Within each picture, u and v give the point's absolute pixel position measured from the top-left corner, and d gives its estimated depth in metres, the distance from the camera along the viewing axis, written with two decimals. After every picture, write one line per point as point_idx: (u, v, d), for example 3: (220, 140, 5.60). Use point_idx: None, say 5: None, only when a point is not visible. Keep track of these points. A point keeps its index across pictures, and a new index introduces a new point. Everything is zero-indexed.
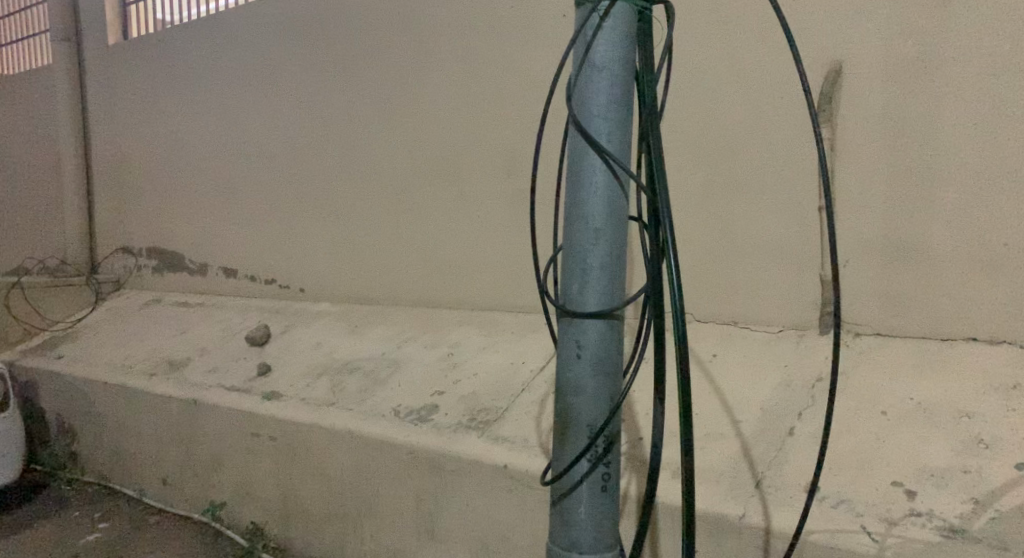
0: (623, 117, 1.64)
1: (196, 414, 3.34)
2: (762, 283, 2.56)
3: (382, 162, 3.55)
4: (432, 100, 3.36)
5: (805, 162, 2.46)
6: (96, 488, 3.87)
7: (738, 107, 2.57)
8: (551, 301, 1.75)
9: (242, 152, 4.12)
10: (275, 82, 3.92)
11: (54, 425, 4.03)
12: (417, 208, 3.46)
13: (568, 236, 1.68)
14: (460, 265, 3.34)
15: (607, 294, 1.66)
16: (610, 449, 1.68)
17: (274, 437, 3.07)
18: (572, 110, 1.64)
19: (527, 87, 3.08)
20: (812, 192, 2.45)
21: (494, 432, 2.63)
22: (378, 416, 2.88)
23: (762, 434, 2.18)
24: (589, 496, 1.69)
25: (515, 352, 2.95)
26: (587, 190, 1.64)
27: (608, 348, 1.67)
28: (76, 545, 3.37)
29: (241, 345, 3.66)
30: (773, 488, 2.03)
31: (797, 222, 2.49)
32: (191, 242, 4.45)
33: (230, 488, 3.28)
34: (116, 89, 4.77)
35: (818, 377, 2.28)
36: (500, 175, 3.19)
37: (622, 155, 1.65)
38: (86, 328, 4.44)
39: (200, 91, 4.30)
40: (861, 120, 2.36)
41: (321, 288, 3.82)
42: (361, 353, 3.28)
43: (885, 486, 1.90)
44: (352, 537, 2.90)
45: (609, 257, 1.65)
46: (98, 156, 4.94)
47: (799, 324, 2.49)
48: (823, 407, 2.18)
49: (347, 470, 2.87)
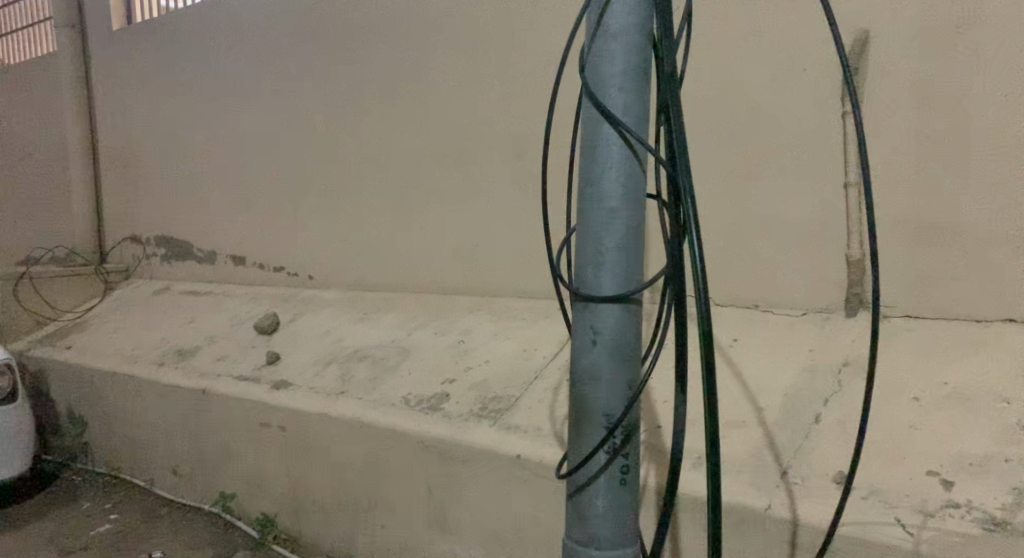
0: (639, 87, 1.55)
1: (204, 404, 3.28)
2: (784, 264, 2.46)
3: (389, 146, 3.47)
4: (440, 80, 3.27)
5: (830, 137, 2.35)
6: (108, 478, 3.83)
7: (759, 81, 2.46)
8: (564, 285, 1.66)
9: (248, 139, 4.04)
10: (279, 66, 3.83)
11: (64, 416, 3.98)
12: (426, 191, 3.37)
13: (582, 216, 1.59)
14: (470, 249, 3.25)
15: (623, 276, 1.57)
16: (628, 441, 1.60)
17: (284, 426, 3.01)
18: (585, 81, 1.55)
19: (537, 66, 2.98)
20: (837, 169, 2.35)
21: (506, 422, 2.55)
22: (388, 406, 2.81)
23: (786, 421, 2.09)
24: (606, 489, 1.60)
25: (528, 339, 2.87)
26: (603, 167, 1.55)
27: (625, 334, 1.58)
28: (87, 537, 3.33)
29: (250, 333, 3.60)
30: (799, 478, 1.94)
31: (821, 201, 2.38)
32: (199, 229, 4.38)
33: (240, 479, 3.22)
34: (120, 75, 4.70)
35: (844, 362, 2.19)
36: (510, 157, 3.09)
37: (639, 129, 1.55)
38: (95, 318, 4.39)
39: (204, 76, 4.22)
40: (889, 92, 2.25)
41: (329, 275, 3.75)
42: (370, 341, 3.20)
43: (919, 475, 1.81)
44: (363, 529, 2.84)
45: (625, 237, 1.56)
46: (105, 143, 4.88)
47: (823, 306, 2.39)
48: (851, 394, 2.09)
49: (358, 459, 2.80)
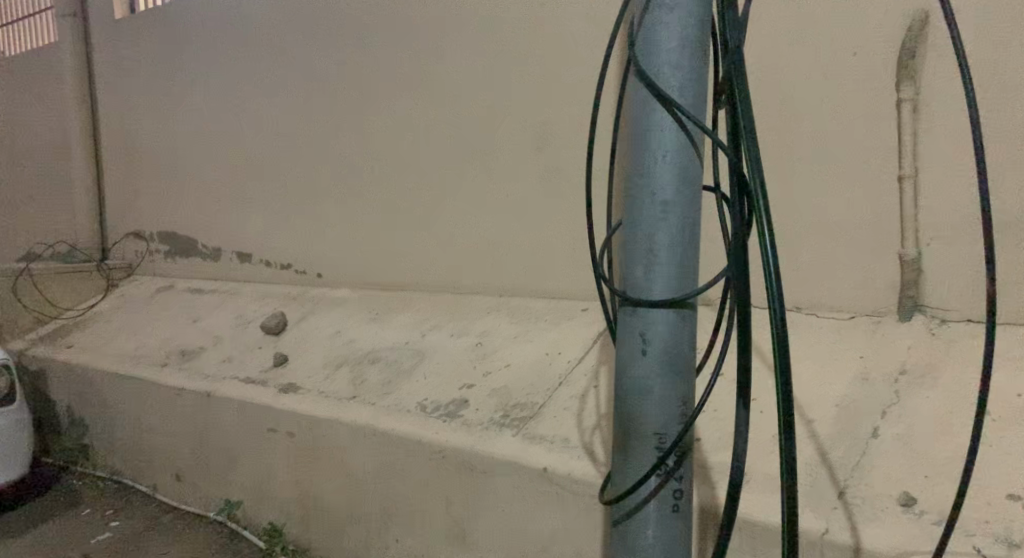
0: (695, 65, 1.44)
1: (209, 407, 3.12)
2: (831, 263, 2.28)
3: (403, 139, 3.29)
4: (456, 68, 3.09)
5: (883, 127, 2.17)
6: (108, 483, 3.68)
7: (805, 66, 2.27)
8: (608, 287, 1.55)
9: (255, 131, 3.88)
10: (287, 55, 3.66)
11: (65, 418, 3.83)
12: (441, 186, 3.20)
13: (631, 210, 1.48)
14: (489, 246, 3.08)
15: (677, 280, 1.46)
16: (681, 463, 1.51)
17: (292, 433, 2.85)
18: (635, 57, 1.44)
19: (562, 54, 2.81)
20: (891, 160, 2.16)
21: (531, 432, 2.38)
22: (401, 412, 2.64)
23: (840, 436, 1.92)
24: (658, 516, 1.52)
25: (551, 342, 2.70)
26: (655, 155, 1.44)
27: (677, 343, 1.47)
28: (86, 545, 3.18)
29: (256, 333, 3.44)
30: (858, 499, 1.78)
31: (873, 194, 2.20)
32: (205, 225, 4.22)
33: (246, 486, 3.06)
34: (123, 65, 4.53)
35: (901, 371, 2.02)
36: (531, 151, 2.92)
37: (695, 112, 1.44)
38: (97, 316, 4.23)
39: (209, 66, 4.04)
40: (949, 80, 2.08)
41: (338, 272, 3.60)
42: (383, 343, 3.04)
43: (997, 500, 1.65)
44: (376, 542, 2.68)
45: (680, 234, 1.45)
46: (108, 137, 4.72)
47: (874, 309, 2.21)
48: (911, 406, 1.92)
49: (371, 470, 2.64)
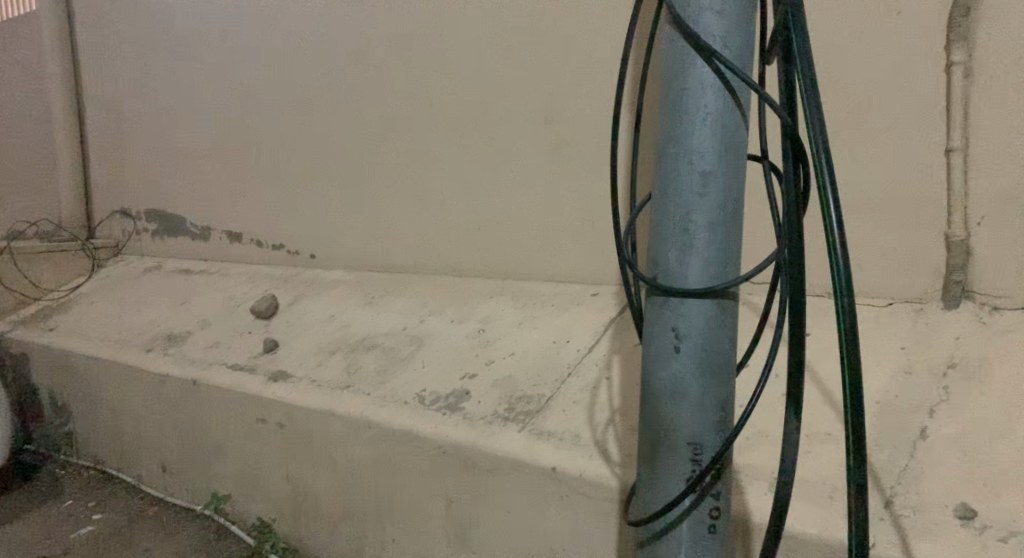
0: (740, 15, 1.38)
1: (195, 397, 2.92)
2: (867, 245, 2.07)
3: (401, 110, 3.08)
4: (457, 35, 2.86)
5: (930, 93, 1.96)
6: (93, 473, 3.48)
7: (842, 26, 2.04)
8: (636, 272, 1.49)
9: (247, 104, 3.65)
10: (275, 22, 3.43)
11: (47, 405, 3.63)
12: (440, 161, 2.99)
13: (665, 185, 1.42)
14: (491, 226, 2.88)
15: (712, 265, 1.40)
16: (718, 479, 1.45)
17: (282, 424, 2.66)
18: (672, 5, 1.38)
19: (572, 17, 2.59)
20: (939, 131, 1.96)
21: (538, 426, 2.19)
22: (397, 403, 2.45)
23: (884, 438, 1.73)
24: (691, 535, 1.46)
25: (559, 329, 2.51)
26: (693, 118, 1.38)
27: (712, 341, 1.42)
28: (69, 542, 3.01)
29: (246, 317, 3.25)
30: (908, 510, 1.59)
31: (917, 171, 1.99)
32: (193, 202, 4.01)
33: (234, 479, 2.88)
34: (107, 30, 4.29)
35: (948, 363, 1.83)
36: (538, 122, 2.71)
37: (740, 65, 1.39)
38: (81, 297, 4.03)
39: (194, 30, 3.81)
40: (1005, 43, 1.87)
41: (333, 253, 3.39)
42: (379, 328, 2.84)
43: None
44: (372, 542, 2.51)
45: (718, 211, 1.39)
46: (93, 110, 4.50)
47: (915, 296, 2.01)
48: (962, 404, 1.74)
49: (366, 466, 2.46)
